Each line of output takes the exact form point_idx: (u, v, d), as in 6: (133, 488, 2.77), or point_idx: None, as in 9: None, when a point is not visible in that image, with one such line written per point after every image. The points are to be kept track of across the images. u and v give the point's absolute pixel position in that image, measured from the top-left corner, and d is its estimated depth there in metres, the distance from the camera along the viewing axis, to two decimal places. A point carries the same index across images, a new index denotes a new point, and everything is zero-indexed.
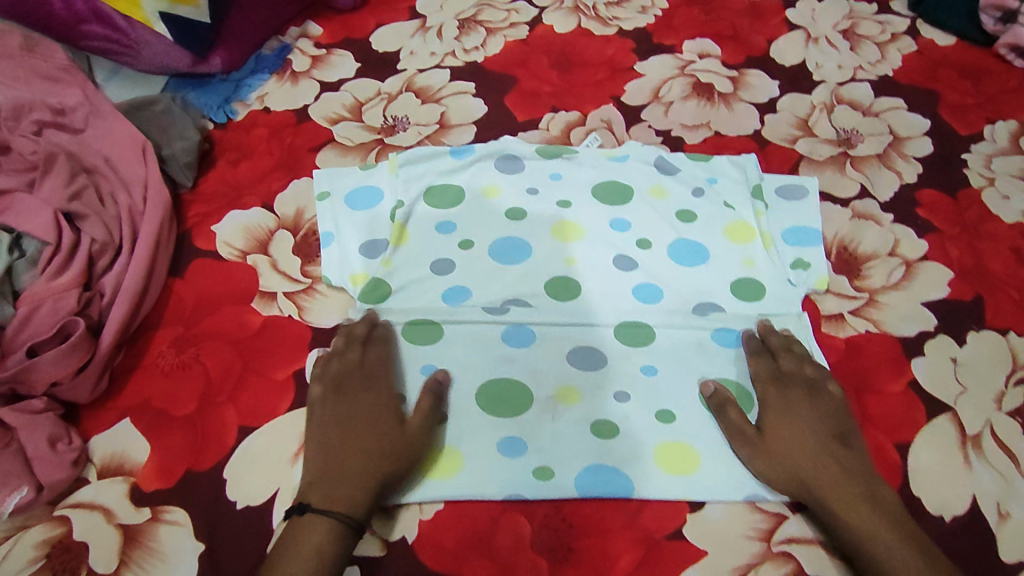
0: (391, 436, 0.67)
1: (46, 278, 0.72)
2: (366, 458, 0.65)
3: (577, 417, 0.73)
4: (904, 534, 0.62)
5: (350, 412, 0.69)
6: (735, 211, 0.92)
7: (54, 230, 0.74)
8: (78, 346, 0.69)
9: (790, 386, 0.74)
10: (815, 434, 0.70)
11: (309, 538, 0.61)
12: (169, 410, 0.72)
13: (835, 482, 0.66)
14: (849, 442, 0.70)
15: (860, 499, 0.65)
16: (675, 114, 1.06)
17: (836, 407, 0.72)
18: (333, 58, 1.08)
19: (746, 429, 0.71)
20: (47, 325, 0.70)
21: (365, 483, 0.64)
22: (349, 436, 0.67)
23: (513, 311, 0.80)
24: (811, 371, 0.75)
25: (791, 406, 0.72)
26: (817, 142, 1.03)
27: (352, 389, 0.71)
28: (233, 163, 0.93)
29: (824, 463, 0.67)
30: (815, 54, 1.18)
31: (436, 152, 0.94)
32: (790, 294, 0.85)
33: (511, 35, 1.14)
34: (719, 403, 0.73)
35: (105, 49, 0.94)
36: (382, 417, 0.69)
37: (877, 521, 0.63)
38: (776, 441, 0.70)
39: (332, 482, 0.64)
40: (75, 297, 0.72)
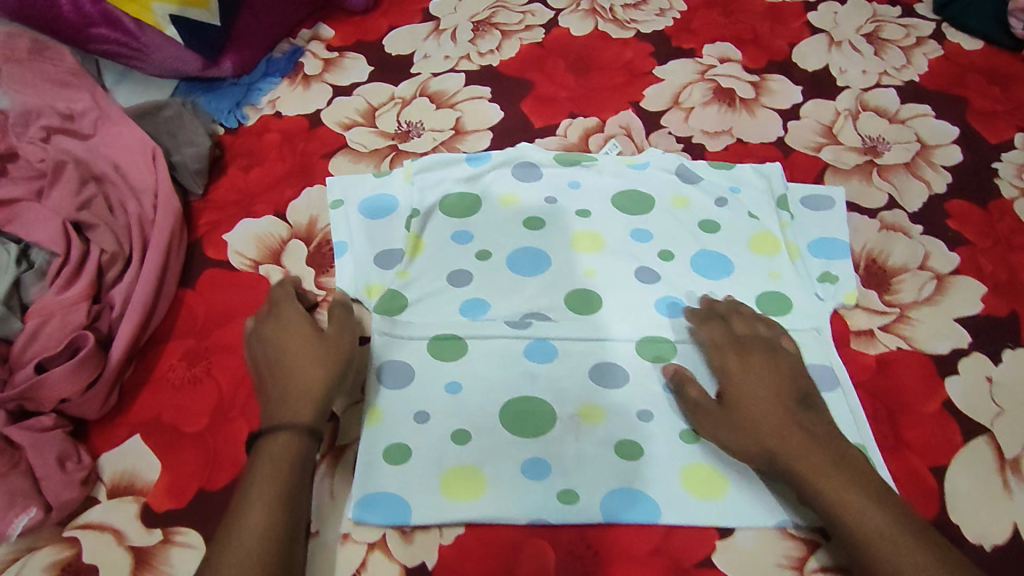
0: (329, 351, 0.69)
1: (55, 291, 0.70)
2: (310, 377, 0.66)
3: (601, 438, 0.70)
4: (871, 487, 0.61)
5: (285, 339, 0.70)
6: (759, 221, 0.90)
7: (63, 241, 0.73)
8: (88, 360, 0.67)
9: (749, 348, 0.73)
10: (777, 397, 0.68)
11: (271, 460, 0.61)
12: (181, 426, 0.70)
13: (802, 446, 0.64)
14: (807, 400, 0.69)
15: (809, 446, 0.64)
16: (696, 120, 1.03)
17: (795, 366, 0.71)
18: (345, 61, 1.05)
19: (706, 402, 0.70)
20: (56, 339, 0.68)
21: (312, 398, 0.65)
22: (287, 359, 0.68)
23: (534, 325, 0.78)
24: (765, 331, 0.75)
25: (748, 365, 0.71)
26: (842, 150, 1.01)
27: (284, 318, 0.72)
28: (244, 170, 0.91)
29: (784, 420, 0.66)
30: (839, 59, 1.15)
31: (452, 159, 0.91)
32: (818, 309, 0.82)
33: (527, 38, 1.11)
34: (679, 381, 0.72)
35: (115, 53, 0.92)
36: (314, 341, 0.69)
37: (833, 471, 0.62)
38: (737, 402, 0.69)
39: (281, 405, 0.64)
40: (85, 310, 0.70)
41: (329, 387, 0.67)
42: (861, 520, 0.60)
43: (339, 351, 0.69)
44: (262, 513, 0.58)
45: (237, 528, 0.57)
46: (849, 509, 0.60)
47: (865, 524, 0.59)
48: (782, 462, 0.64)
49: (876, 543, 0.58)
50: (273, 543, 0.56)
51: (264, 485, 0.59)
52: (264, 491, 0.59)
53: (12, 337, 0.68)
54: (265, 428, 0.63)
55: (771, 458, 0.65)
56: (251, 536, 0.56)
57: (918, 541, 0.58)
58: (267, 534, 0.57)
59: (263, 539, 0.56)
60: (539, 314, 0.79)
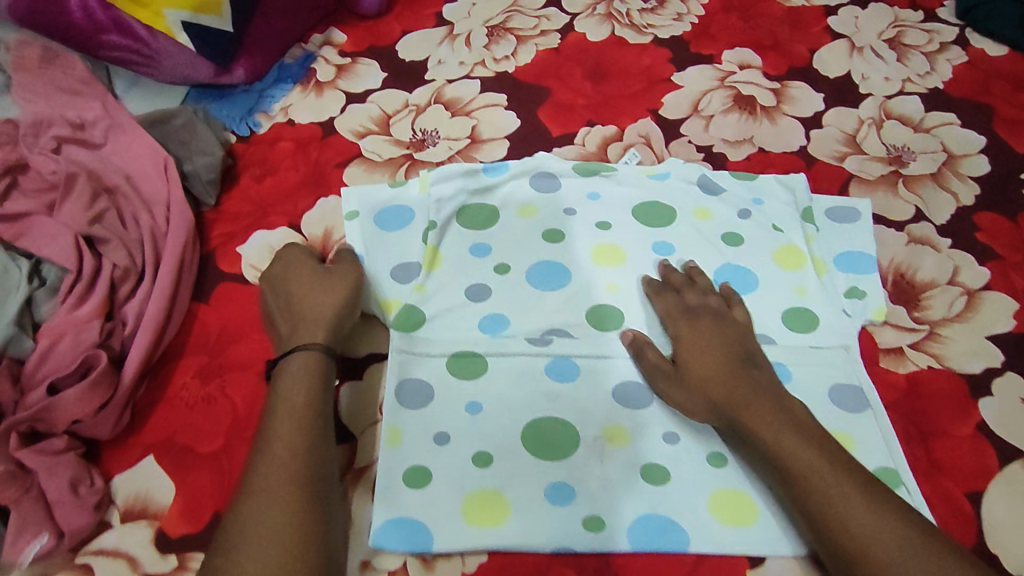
0: (339, 282, 0.75)
1: (67, 309, 0.69)
2: (324, 305, 0.72)
3: (627, 461, 0.69)
4: (806, 431, 0.65)
5: (298, 277, 0.76)
6: (784, 234, 0.87)
7: (75, 257, 0.71)
8: (101, 381, 0.65)
9: (699, 317, 0.75)
10: (725, 355, 0.71)
11: (294, 377, 0.66)
12: (195, 447, 0.68)
13: (751, 401, 0.67)
14: (753, 362, 0.71)
15: (758, 403, 0.66)
16: (716, 129, 1.01)
17: (742, 331, 0.74)
18: (358, 67, 1.03)
19: (664, 367, 0.72)
20: (68, 359, 0.66)
21: (326, 324, 0.71)
22: (300, 293, 0.74)
23: (555, 343, 0.76)
24: (715, 303, 0.77)
25: (698, 333, 0.74)
26: (866, 160, 0.98)
27: (294, 261, 0.78)
28: (257, 179, 0.89)
29: (727, 377, 0.69)
30: (861, 65, 1.13)
31: (469, 169, 0.89)
32: (845, 325, 0.80)
33: (542, 44, 1.09)
34: (638, 347, 0.74)
35: (124, 60, 0.90)
36: (322, 278, 0.75)
37: (782, 430, 0.65)
38: (689, 370, 0.71)
39: (298, 332, 0.70)
40: (98, 328, 0.68)
41: (340, 314, 0.72)
42: (798, 459, 0.62)
43: (349, 282, 0.75)
44: (290, 427, 0.62)
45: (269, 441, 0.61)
46: (788, 450, 0.63)
47: (805, 462, 0.62)
48: (727, 411, 0.67)
49: (812, 477, 0.61)
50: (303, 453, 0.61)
51: (293, 401, 0.64)
52: (289, 407, 0.64)
53: (23, 357, 0.67)
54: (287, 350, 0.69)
55: (717, 410, 0.68)
56: (283, 448, 0.60)
57: (850, 477, 0.61)
58: (296, 445, 0.61)
59: (292, 449, 0.61)
60: (560, 331, 0.77)
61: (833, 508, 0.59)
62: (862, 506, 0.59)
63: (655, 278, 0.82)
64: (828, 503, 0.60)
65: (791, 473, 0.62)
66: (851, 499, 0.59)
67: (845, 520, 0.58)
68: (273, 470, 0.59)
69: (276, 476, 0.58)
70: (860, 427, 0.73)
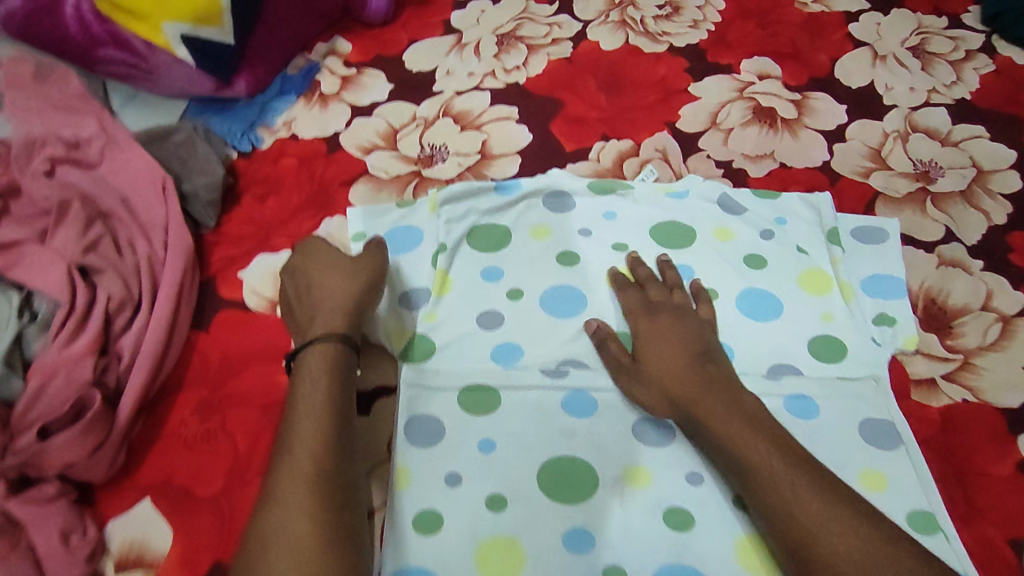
0: (359, 273, 0.73)
1: (60, 346, 0.66)
2: (343, 297, 0.71)
3: (649, 504, 0.66)
4: (756, 422, 0.64)
5: (318, 267, 0.74)
6: (808, 256, 0.84)
7: (68, 289, 0.69)
8: (93, 425, 0.63)
9: (660, 313, 0.75)
10: (679, 351, 0.71)
11: (316, 372, 0.65)
12: (195, 489, 0.66)
13: (704, 394, 0.66)
14: (712, 357, 0.71)
15: (710, 397, 0.66)
16: (736, 143, 0.97)
17: (701, 326, 0.74)
18: (364, 78, 0.99)
19: (624, 361, 0.72)
20: (60, 401, 0.64)
21: (344, 316, 0.70)
22: (320, 284, 0.72)
23: (571, 375, 0.74)
24: (677, 300, 0.77)
25: (658, 328, 0.73)
26: (892, 176, 0.94)
27: (314, 251, 0.76)
28: (260, 199, 0.86)
29: (682, 371, 0.69)
30: (885, 74, 1.08)
31: (480, 188, 0.86)
32: (874, 355, 0.77)
33: (554, 53, 1.05)
34: (600, 339, 0.74)
35: (123, 75, 0.88)
36: (341, 265, 0.74)
37: (734, 422, 0.64)
38: (648, 364, 0.71)
39: (318, 324, 0.69)
40: (92, 365, 0.66)
41: (360, 305, 0.71)
42: (745, 450, 0.62)
43: (368, 274, 0.74)
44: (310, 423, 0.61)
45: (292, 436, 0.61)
46: (734, 444, 0.63)
47: (755, 454, 0.62)
48: (682, 405, 0.67)
49: (760, 467, 0.61)
50: (327, 448, 0.60)
51: (313, 395, 0.64)
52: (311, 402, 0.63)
53: (13, 398, 0.65)
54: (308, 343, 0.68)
55: (673, 404, 0.68)
56: (308, 445, 0.60)
57: (796, 465, 0.61)
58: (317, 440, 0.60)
59: (316, 444, 0.60)
60: (576, 361, 0.75)
61: (780, 497, 0.59)
62: (808, 493, 0.59)
63: (622, 272, 0.81)
64: (775, 492, 0.60)
65: (742, 464, 0.62)
66: (796, 487, 0.59)
67: (790, 507, 0.58)
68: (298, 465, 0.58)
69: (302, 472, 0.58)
70: (892, 465, 0.70)
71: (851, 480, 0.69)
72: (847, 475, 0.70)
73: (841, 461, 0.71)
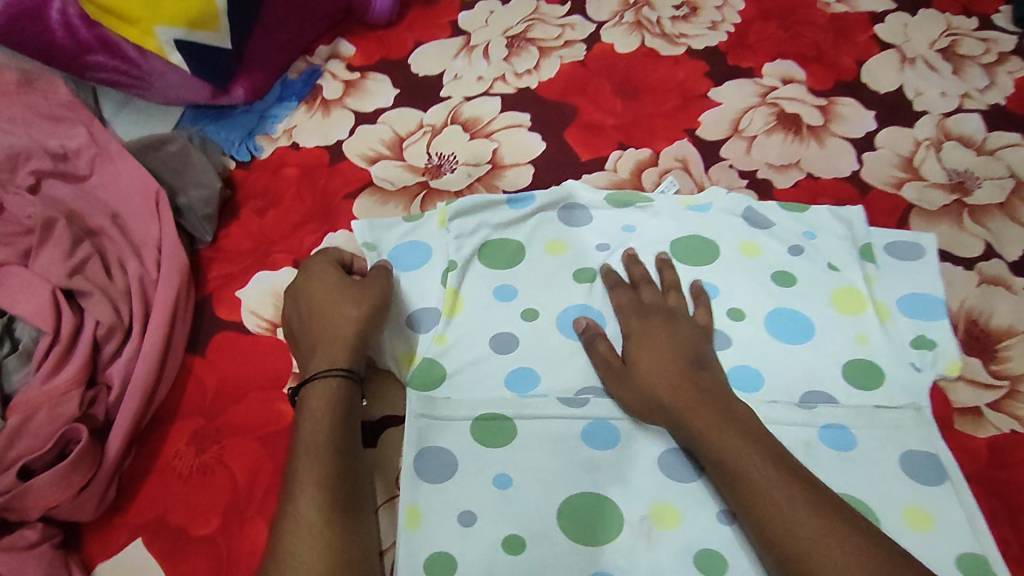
0: (365, 294, 0.70)
1: (41, 380, 0.64)
2: (348, 321, 0.67)
3: (677, 545, 0.62)
4: (748, 432, 0.61)
5: (321, 286, 0.70)
6: (840, 274, 0.79)
7: (52, 316, 0.67)
8: (80, 461, 0.60)
9: (651, 316, 0.71)
10: (673, 358, 0.67)
11: (321, 400, 0.62)
12: (189, 528, 0.63)
13: (694, 401, 0.63)
14: (702, 364, 0.68)
15: (698, 404, 0.63)
16: (759, 151, 0.91)
17: (694, 332, 0.70)
18: (368, 83, 0.95)
19: (612, 363, 0.70)
20: (43, 436, 0.62)
21: (350, 342, 0.67)
22: (324, 308, 0.69)
23: (592, 403, 0.69)
24: (670, 302, 0.73)
25: (649, 331, 0.70)
26: (925, 187, 0.88)
27: (317, 269, 0.72)
28: (259, 213, 0.83)
29: (673, 377, 0.66)
30: (914, 78, 1.01)
31: (492, 201, 0.81)
32: (915, 381, 0.72)
33: (567, 56, 0.99)
34: (590, 338, 0.72)
35: (113, 81, 0.84)
36: (345, 290, 0.70)
37: (725, 430, 0.61)
38: (638, 370, 0.67)
39: (319, 357, 0.65)
40: (78, 398, 0.64)
41: (366, 332, 0.68)
42: (740, 462, 0.59)
43: (375, 296, 0.70)
44: (316, 452, 0.59)
45: (298, 468, 0.58)
46: (732, 455, 0.59)
47: (746, 463, 0.59)
48: (677, 416, 0.63)
49: (757, 479, 0.58)
50: (335, 480, 0.58)
51: (320, 423, 0.61)
52: (317, 430, 0.61)
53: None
54: (312, 377, 0.64)
55: (664, 412, 0.65)
56: (316, 477, 0.57)
57: (789, 474, 0.58)
58: (326, 468, 0.58)
59: (325, 477, 0.58)
60: (597, 388, 0.71)
61: (775, 512, 0.56)
62: (804, 506, 0.55)
63: (617, 271, 0.78)
64: (772, 505, 0.56)
65: (737, 477, 0.59)
66: (793, 500, 0.56)
67: (790, 521, 0.55)
68: (306, 499, 0.56)
69: (309, 506, 0.55)
70: (937, 501, 0.66)
71: (895, 520, 0.65)
72: (889, 514, 0.66)
73: (883, 498, 0.67)
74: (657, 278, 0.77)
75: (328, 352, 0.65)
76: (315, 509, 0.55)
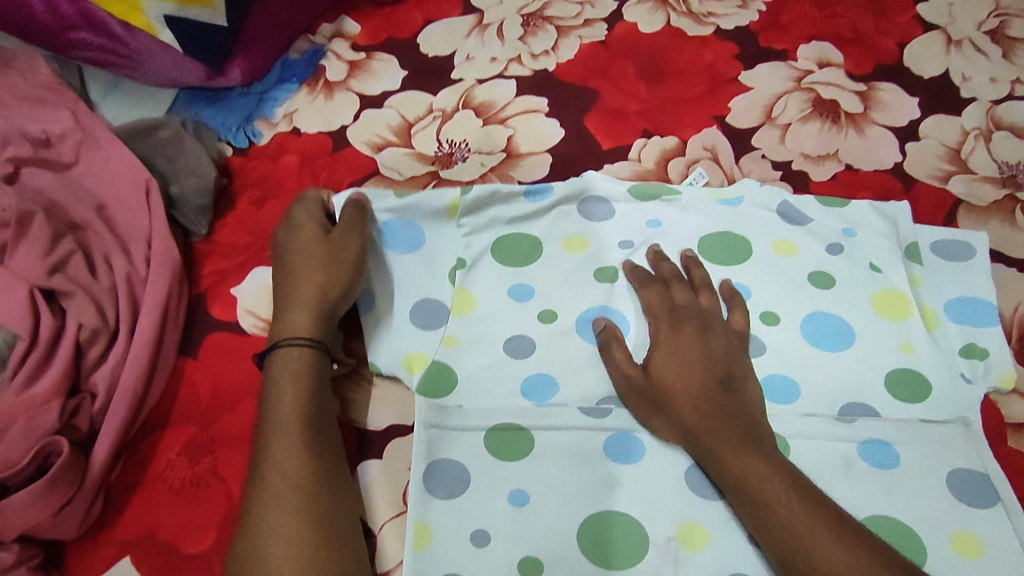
0: (337, 257, 0.66)
1: (17, 389, 0.60)
2: (314, 287, 0.64)
3: (707, 570, 0.57)
4: (776, 461, 0.57)
5: (297, 246, 0.67)
6: (883, 275, 0.72)
7: (30, 319, 0.62)
8: (60, 477, 0.57)
9: (683, 324, 0.65)
10: (701, 373, 0.62)
11: (286, 386, 0.60)
12: (181, 545, 0.59)
13: (714, 420, 0.59)
14: (731, 383, 0.62)
15: (720, 425, 0.59)
16: (795, 140, 0.84)
17: (728, 345, 0.64)
18: (374, 63, 0.88)
19: (632, 373, 0.64)
20: (19, 451, 0.58)
21: (319, 312, 0.64)
22: (293, 268, 0.66)
23: (615, 413, 0.64)
24: (703, 307, 0.67)
25: (681, 344, 0.64)
26: (975, 181, 0.80)
27: (298, 228, 0.68)
28: (257, 203, 0.77)
29: (699, 394, 0.60)
30: (960, 63, 0.89)
31: (508, 194, 0.75)
32: (965, 394, 0.66)
33: (587, 36, 0.92)
34: (606, 340, 0.66)
35: (99, 60, 0.80)
36: (321, 249, 0.67)
37: (749, 455, 0.57)
38: (662, 382, 0.62)
39: (290, 321, 0.63)
40: (58, 409, 0.60)
41: (335, 299, 0.65)
42: (762, 490, 0.55)
43: (347, 258, 0.67)
44: (294, 468, 0.55)
45: (272, 452, 0.56)
46: (750, 483, 0.55)
47: (766, 491, 0.55)
48: (694, 436, 0.59)
49: (778, 508, 0.54)
50: (314, 470, 0.56)
51: (288, 431, 0.57)
52: (291, 440, 0.57)
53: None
54: (276, 343, 0.62)
55: (684, 434, 0.60)
56: (291, 468, 0.55)
57: (816, 506, 0.54)
58: (300, 485, 0.55)
59: (298, 490, 0.54)
60: (619, 397, 0.65)
61: (797, 544, 0.52)
62: (830, 539, 0.51)
63: (642, 267, 0.72)
64: (794, 537, 0.52)
65: (758, 506, 0.55)
66: (816, 532, 0.52)
67: (809, 554, 0.51)
68: (278, 518, 0.53)
69: (285, 523, 0.53)
70: (988, 527, 0.60)
71: (941, 547, 0.59)
72: (936, 542, 0.60)
73: (927, 523, 0.61)
74: (685, 276, 0.71)
75: (298, 317, 0.63)
76: (292, 493, 0.54)
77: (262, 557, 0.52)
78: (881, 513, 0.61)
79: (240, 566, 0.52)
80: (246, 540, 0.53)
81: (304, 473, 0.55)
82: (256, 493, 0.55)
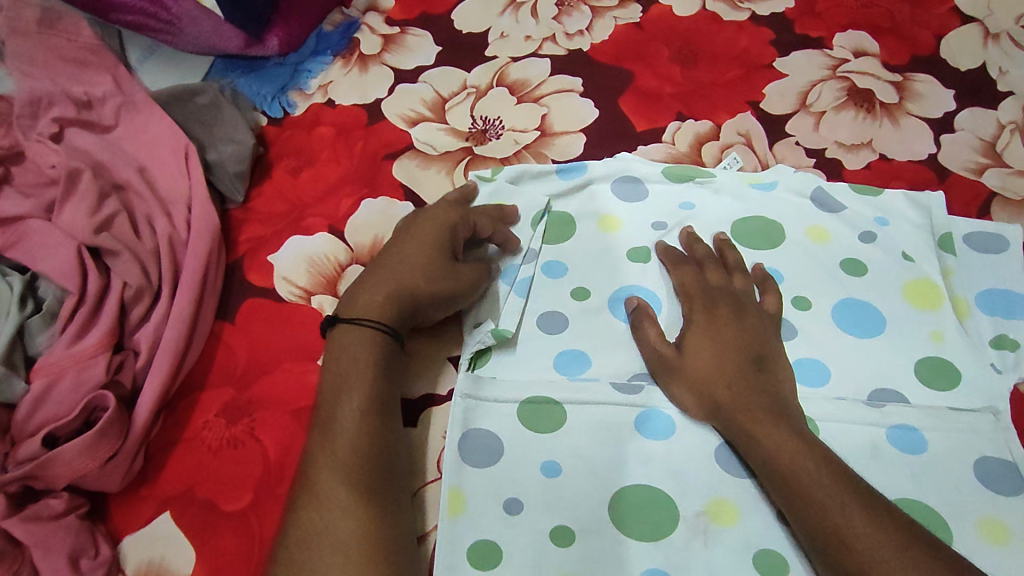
0: (444, 272, 0.66)
1: (67, 342, 0.62)
2: (403, 276, 0.64)
3: (737, 545, 0.58)
4: (809, 443, 0.57)
5: (412, 235, 0.67)
6: (916, 265, 0.72)
7: (77, 276, 0.64)
8: (108, 430, 0.59)
9: (718, 305, 0.66)
10: (733, 354, 0.62)
11: (357, 362, 0.60)
12: (219, 502, 0.60)
13: (746, 398, 0.60)
14: (765, 367, 0.62)
15: (754, 403, 0.59)
16: (830, 128, 0.83)
17: (760, 329, 0.65)
18: (408, 38, 0.88)
19: (662, 349, 0.65)
20: (69, 402, 0.60)
21: (398, 300, 0.64)
22: (399, 257, 0.66)
23: (646, 390, 0.65)
24: (738, 288, 0.68)
25: (715, 324, 0.64)
26: (1010, 174, 0.80)
27: (426, 222, 0.68)
28: (293, 172, 0.78)
29: (734, 374, 0.61)
30: (997, 56, 0.88)
31: (543, 171, 0.76)
32: (995, 384, 0.66)
33: (621, 18, 0.91)
34: (638, 318, 0.67)
35: (139, 24, 0.81)
36: (438, 247, 0.67)
37: (784, 434, 0.57)
38: (695, 362, 0.63)
39: (373, 294, 0.64)
40: (105, 363, 0.62)
41: (420, 298, 0.64)
42: (795, 469, 0.55)
43: (447, 280, 0.66)
44: (355, 446, 0.55)
45: (344, 412, 0.57)
46: (786, 458, 0.56)
47: (799, 467, 0.55)
48: (725, 414, 0.60)
49: (809, 483, 0.54)
50: (375, 441, 0.56)
51: (348, 415, 0.57)
52: (352, 414, 0.57)
53: (14, 402, 0.60)
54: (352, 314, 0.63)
55: (717, 413, 0.61)
56: (359, 433, 0.56)
57: (848, 484, 0.54)
58: (357, 474, 0.54)
59: (364, 456, 0.55)
60: (652, 375, 0.66)
61: (827, 520, 0.52)
62: (860, 514, 0.52)
63: (675, 247, 0.72)
64: (824, 514, 0.53)
65: (789, 483, 0.55)
66: (846, 505, 0.52)
67: (840, 533, 0.51)
68: (335, 491, 0.53)
69: (346, 483, 0.53)
70: (1016, 513, 0.60)
71: (968, 531, 0.60)
72: (961, 525, 0.60)
73: (954, 507, 0.61)
74: (719, 258, 0.71)
75: (380, 297, 0.63)
76: (354, 455, 0.55)
77: (320, 525, 0.52)
78: (909, 497, 0.62)
79: (303, 519, 0.52)
80: (304, 504, 0.53)
81: (365, 439, 0.56)
82: (317, 460, 0.55)
